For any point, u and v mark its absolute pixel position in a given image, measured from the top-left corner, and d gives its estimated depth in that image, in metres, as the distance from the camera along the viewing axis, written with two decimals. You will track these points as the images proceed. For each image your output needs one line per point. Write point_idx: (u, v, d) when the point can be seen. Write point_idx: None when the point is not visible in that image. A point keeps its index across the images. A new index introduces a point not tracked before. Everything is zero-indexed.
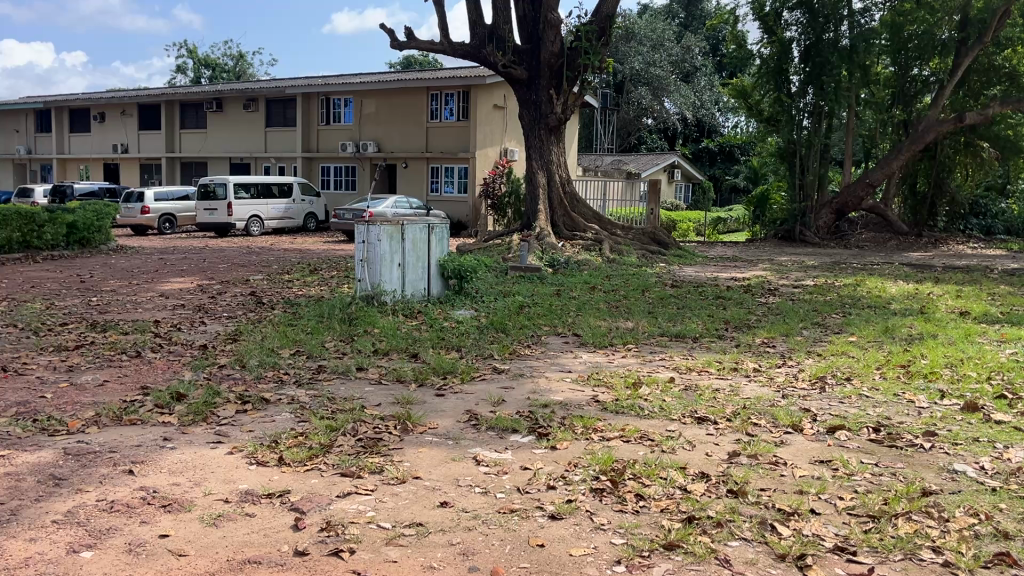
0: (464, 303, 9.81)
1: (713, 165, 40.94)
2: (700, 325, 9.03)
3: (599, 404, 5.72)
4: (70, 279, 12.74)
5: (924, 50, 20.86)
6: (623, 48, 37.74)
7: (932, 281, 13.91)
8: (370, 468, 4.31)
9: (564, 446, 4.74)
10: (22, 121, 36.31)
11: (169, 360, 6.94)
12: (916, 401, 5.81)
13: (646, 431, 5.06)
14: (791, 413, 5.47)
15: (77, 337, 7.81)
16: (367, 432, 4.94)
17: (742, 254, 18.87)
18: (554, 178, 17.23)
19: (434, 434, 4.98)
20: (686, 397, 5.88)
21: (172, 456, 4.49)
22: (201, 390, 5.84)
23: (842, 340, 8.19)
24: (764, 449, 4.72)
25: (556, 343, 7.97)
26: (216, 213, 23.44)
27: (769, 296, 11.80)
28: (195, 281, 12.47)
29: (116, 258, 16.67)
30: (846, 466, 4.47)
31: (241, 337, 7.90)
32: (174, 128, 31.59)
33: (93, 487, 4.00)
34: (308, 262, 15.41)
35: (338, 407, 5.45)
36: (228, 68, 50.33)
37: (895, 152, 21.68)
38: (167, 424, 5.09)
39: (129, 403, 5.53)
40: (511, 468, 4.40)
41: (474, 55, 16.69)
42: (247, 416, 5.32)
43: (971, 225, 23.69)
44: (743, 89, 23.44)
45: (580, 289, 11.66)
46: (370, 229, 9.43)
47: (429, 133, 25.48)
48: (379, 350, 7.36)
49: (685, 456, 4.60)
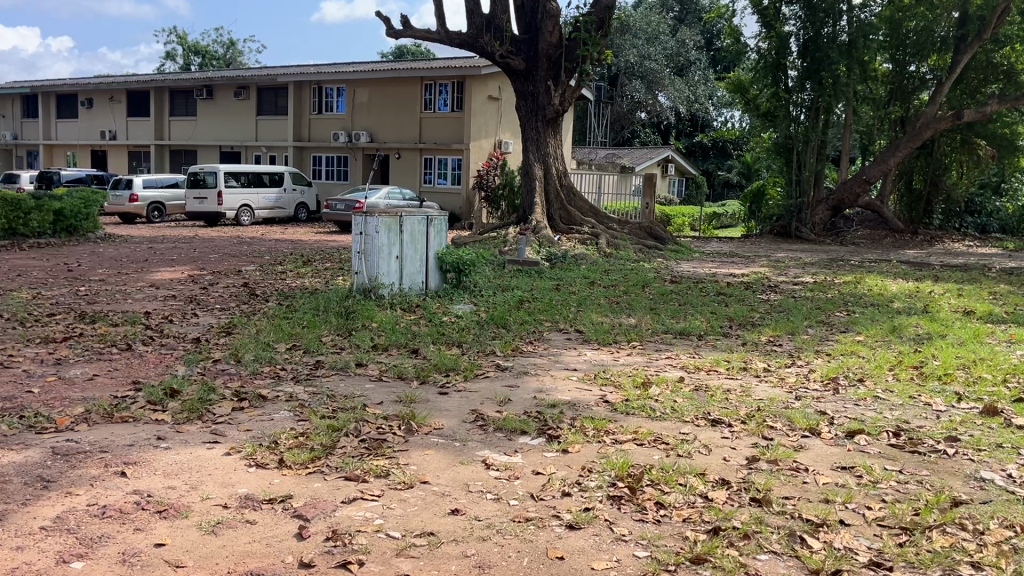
0: (463, 297, 9.60)
1: (705, 159, 40.86)
2: (703, 322, 8.87)
3: (608, 404, 5.53)
4: (57, 268, 12.48)
5: (922, 46, 21.15)
6: (619, 40, 37.42)
7: (932, 280, 13.75)
8: (376, 472, 4.11)
9: (576, 450, 4.56)
10: (9, 107, 35.87)
11: (161, 354, 6.70)
12: (933, 404, 5.65)
13: (660, 434, 4.89)
14: (808, 416, 5.30)
15: (65, 328, 7.57)
16: (370, 432, 4.73)
17: (739, 250, 18.71)
18: (551, 170, 17.02)
19: (440, 435, 4.79)
20: (698, 398, 5.71)
21: (166, 456, 4.28)
22: (196, 386, 5.62)
23: (849, 339, 8.03)
24: (784, 453, 4.55)
25: (559, 340, 7.78)
26: (206, 202, 23.19)
27: (770, 293, 11.68)
28: (186, 271, 12.23)
29: (105, 246, 16.40)
30: (871, 472, 4.29)
31: (235, 331, 7.67)
32: (164, 115, 31.20)
33: (83, 490, 3.79)
34: (301, 253, 15.15)
35: (339, 406, 5.24)
36: (219, 56, 49.86)
37: (893, 149, 21.50)
38: (160, 422, 4.87)
39: (120, 399, 5.31)
40: (523, 472, 4.21)
41: (471, 45, 16.41)
42: (244, 414, 5.11)
43: (966, 223, 23.62)
44: (740, 83, 23.25)
45: (580, 284, 11.49)
46: (367, 220, 9.14)
47: (424, 123, 25.23)
48: (378, 345, 7.16)
49: (703, 461, 4.43)
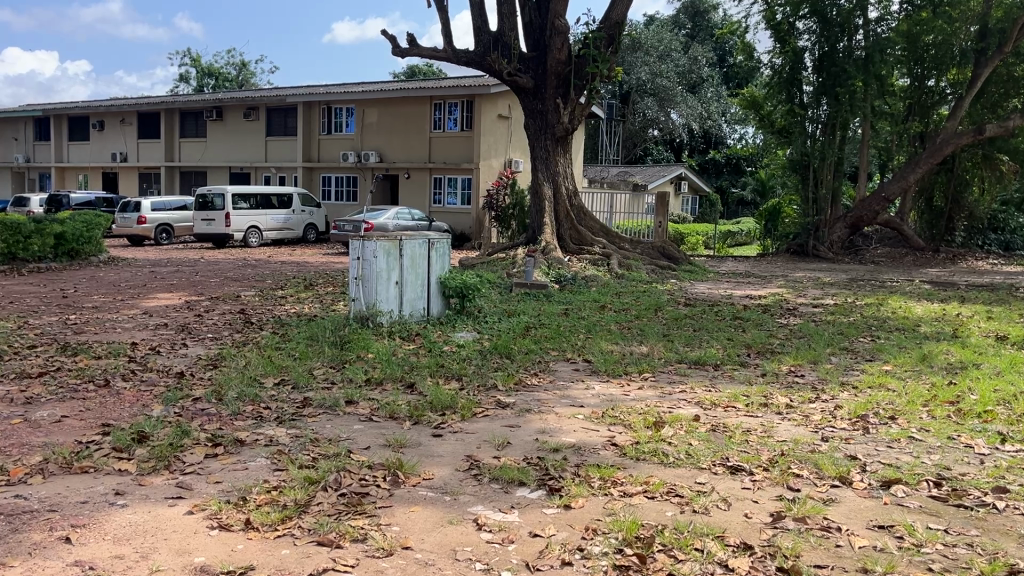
0: (466, 324, 9.16)
1: (719, 176, 40.39)
2: (720, 350, 8.36)
3: (617, 449, 5.04)
4: (52, 293, 12.14)
5: (941, 60, 20.52)
6: (630, 58, 37.19)
7: (957, 301, 13.22)
8: (352, 535, 3.66)
9: (579, 506, 4.09)
10: (21, 130, 35.86)
11: (140, 391, 6.29)
12: (975, 446, 5.13)
13: (673, 486, 4.39)
14: (837, 462, 4.79)
15: (43, 362, 7.17)
16: (351, 485, 4.28)
17: (755, 270, 18.16)
18: (560, 189, 16.59)
19: (429, 488, 4.32)
20: (716, 441, 5.21)
21: (121, 517, 3.83)
22: (169, 430, 5.16)
23: (876, 370, 7.49)
24: (814, 509, 4.05)
25: (566, 372, 7.31)
26: (213, 224, 22.93)
27: (789, 317, 11.17)
28: (183, 297, 11.82)
29: (105, 270, 16.06)
30: (913, 534, 3.79)
31: (222, 363, 7.26)
32: (174, 136, 31.05)
33: (18, 561, 3.35)
34: (304, 277, 14.76)
35: (320, 453, 4.79)
36: (232, 77, 49.94)
37: (912, 164, 20.98)
38: (122, 473, 4.44)
39: (84, 445, 4.88)
40: (519, 535, 3.74)
41: (478, 63, 16.11)
42: (218, 462, 4.67)
43: (989, 240, 22.83)
44: (754, 99, 22.81)
45: (590, 308, 10.99)
46: (365, 245, 8.69)
47: (433, 143, 24.90)
48: (371, 380, 6.71)
49: (721, 519, 3.94)
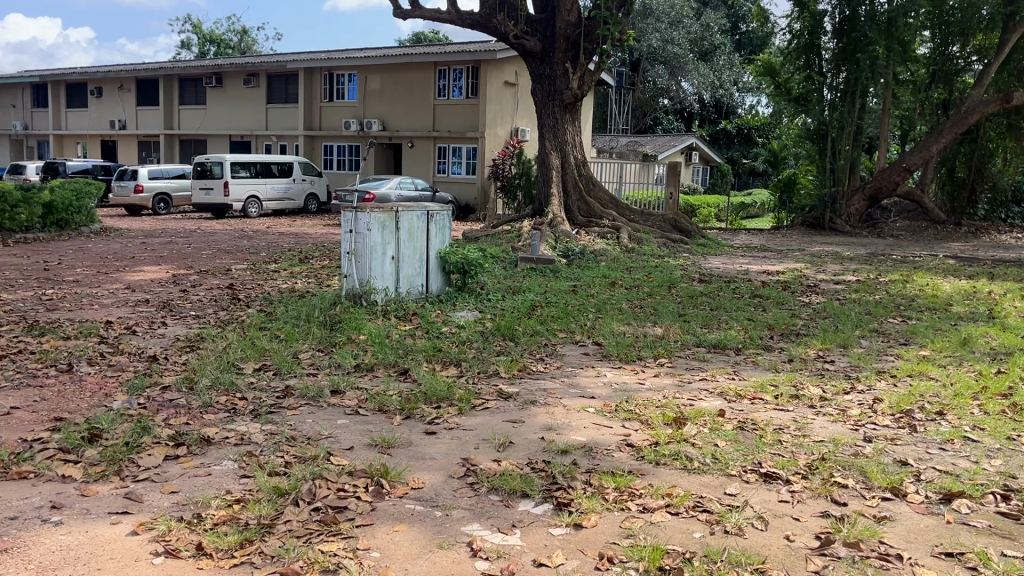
0: (467, 303, 8.54)
1: (729, 147, 39.54)
2: (740, 333, 7.69)
3: (633, 450, 4.43)
4: (34, 266, 11.51)
5: (968, 25, 19.58)
6: (641, 25, 36.03)
7: (987, 277, 12.50)
8: (322, 565, 3.08)
9: (591, 524, 3.49)
10: (19, 97, 35.13)
11: (105, 377, 5.70)
12: None
13: (701, 498, 3.78)
14: (887, 470, 4.17)
15: (5, 343, 6.58)
16: (327, 498, 3.68)
17: (771, 244, 17.46)
18: (569, 159, 15.88)
19: (418, 501, 3.73)
20: (745, 442, 4.59)
21: (51, 539, 3.25)
22: (128, 425, 4.58)
23: (913, 356, 6.85)
24: (867, 531, 3.44)
25: (573, 356, 6.70)
26: (212, 193, 22.27)
27: (810, 295, 10.46)
28: (170, 271, 11.21)
29: (94, 241, 15.44)
30: (989, 564, 3.19)
31: (200, 345, 6.66)
32: (173, 103, 30.26)
33: None
34: (299, 249, 14.11)
35: (295, 455, 4.19)
36: (233, 45, 49.02)
37: (936, 134, 20.12)
38: (65, 480, 3.86)
39: (27, 444, 4.29)
40: (520, 564, 3.15)
41: (483, 25, 15.31)
42: (179, 466, 4.09)
43: (1012, 212, 22.16)
44: (770, 66, 21.98)
45: (600, 285, 10.35)
46: (358, 217, 8.08)
47: (437, 111, 24.16)
48: (361, 365, 6.11)
49: (757, 544, 3.35)
